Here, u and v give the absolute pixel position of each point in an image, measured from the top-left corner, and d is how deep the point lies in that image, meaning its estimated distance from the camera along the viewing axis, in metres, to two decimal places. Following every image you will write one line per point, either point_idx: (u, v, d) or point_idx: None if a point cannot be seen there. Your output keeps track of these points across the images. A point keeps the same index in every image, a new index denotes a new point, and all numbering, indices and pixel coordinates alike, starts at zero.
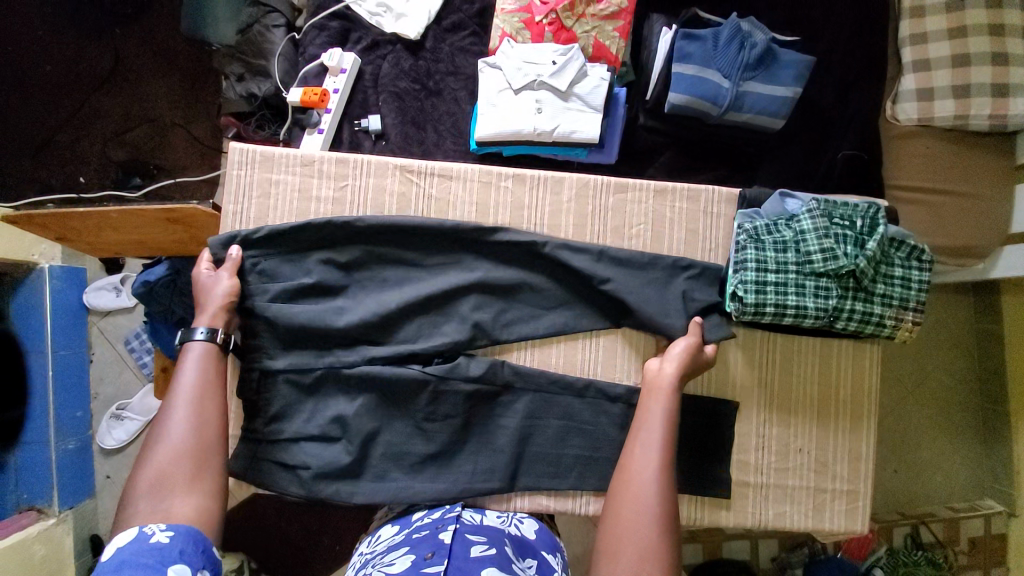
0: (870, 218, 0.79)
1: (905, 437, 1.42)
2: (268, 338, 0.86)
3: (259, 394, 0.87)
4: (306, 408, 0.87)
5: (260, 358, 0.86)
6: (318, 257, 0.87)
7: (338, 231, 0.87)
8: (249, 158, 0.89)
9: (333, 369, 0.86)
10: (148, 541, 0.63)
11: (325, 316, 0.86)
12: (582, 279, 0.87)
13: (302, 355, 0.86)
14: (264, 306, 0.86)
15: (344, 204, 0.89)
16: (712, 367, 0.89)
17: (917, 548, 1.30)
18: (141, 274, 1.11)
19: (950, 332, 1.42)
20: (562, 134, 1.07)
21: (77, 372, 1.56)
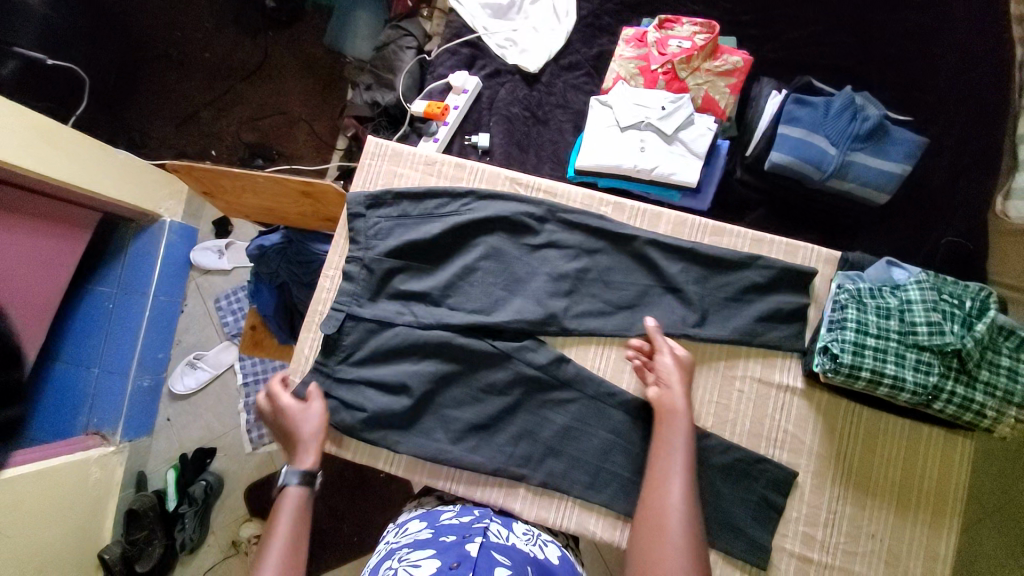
0: (981, 301, 0.76)
1: None
2: (360, 284, 0.91)
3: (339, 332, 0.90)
4: (375, 361, 0.90)
5: (349, 304, 0.90)
6: (415, 218, 0.94)
7: (435, 197, 0.95)
8: (381, 151, 0.99)
9: (410, 329, 0.89)
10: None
11: (399, 318, 0.90)
12: (659, 307, 0.90)
13: (386, 308, 0.91)
14: (368, 259, 0.92)
15: (464, 171, 0.97)
16: (788, 426, 0.86)
17: None
18: (257, 240, 1.22)
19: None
20: (660, 175, 1.11)
21: (168, 318, 1.74)
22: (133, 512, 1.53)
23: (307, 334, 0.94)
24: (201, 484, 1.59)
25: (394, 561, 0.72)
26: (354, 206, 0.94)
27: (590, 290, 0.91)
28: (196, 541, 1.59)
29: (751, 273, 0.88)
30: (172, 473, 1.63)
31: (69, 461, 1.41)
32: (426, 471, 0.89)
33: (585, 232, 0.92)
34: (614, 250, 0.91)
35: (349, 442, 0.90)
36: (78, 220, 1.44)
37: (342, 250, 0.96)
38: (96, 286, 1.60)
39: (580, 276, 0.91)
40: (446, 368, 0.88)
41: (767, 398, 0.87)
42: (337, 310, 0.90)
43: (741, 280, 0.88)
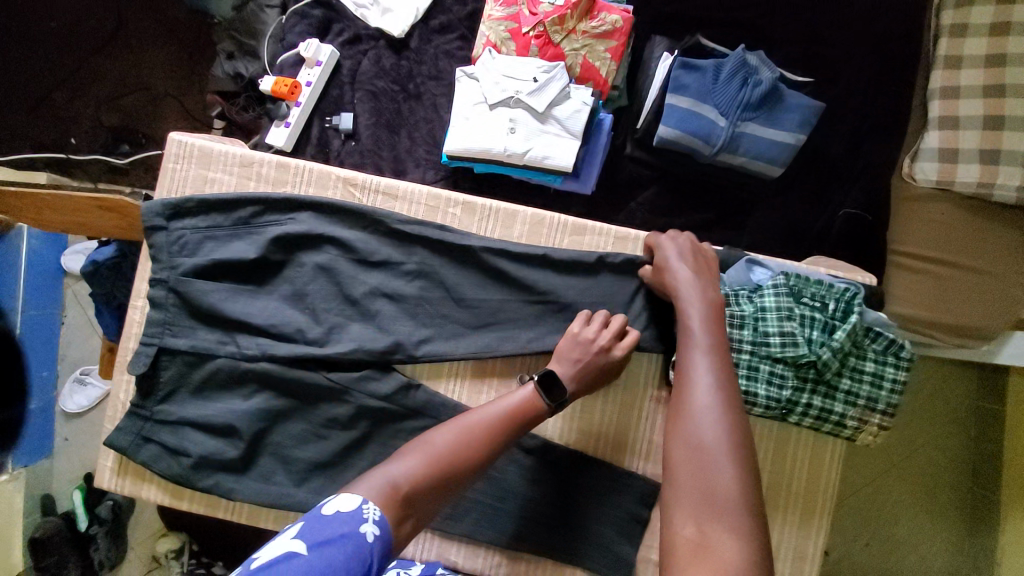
0: (846, 303, 0.70)
1: (882, 510, 1.29)
2: (171, 310, 0.79)
3: (154, 370, 0.79)
4: (198, 405, 0.80)
5: (161, 335, 0.79)
6: (228, 232, 0.81)
7: (253, 206, 0.81)
8: (186, 151, 0.83)
9: (233, 361, 0.79)
10: (359, 522, 0.53)
11: (220, 350, 0.79)
12: (514, 319, 0.81)
13: (204, 338, 0.79)
14: (174, 280, 0.79)
15: (287, 171, 0.83)
16: (653, 436, 0.82)
17: None
18: (89, 254, 1.08)
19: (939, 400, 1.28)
20: (533, 159, 0.99)
21: (47, 332, 1.58)
22: (36, 540, 1.44)
23: (122, 377, 0.83)
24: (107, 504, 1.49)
25: None
26: (153, 214, 0.79)
27: (439, 304, 0.81)
28: (115, 561, 1.51)
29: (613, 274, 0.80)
30: (78, 492, 1.52)
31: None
32: (273, 515, 0.82)
33: (429, 240, 0.81)
34: (464, 263, 0.81)
35: (186, 493, 0.82)
36: None
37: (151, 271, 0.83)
38: None
39: (428, 290, 0.82)
40: (285, 406, 0.80)
41: (631, 409, 0.82)
42: (147, 344, 0.78)
43: (600, 283, 0.80)
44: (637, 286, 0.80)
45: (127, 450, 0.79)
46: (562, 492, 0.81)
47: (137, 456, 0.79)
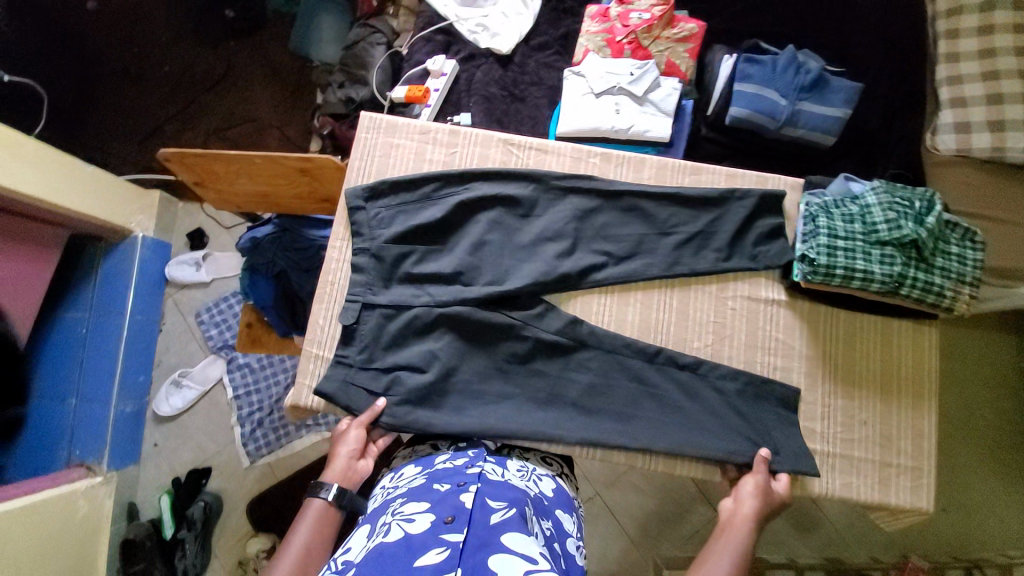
0: (927, 201, 0.88)
1: (955, 475, 1.52)
2: (371, 273, 0.95)
3: (356, 323, 0.94)
4: (394, 322, 0.94)
5: (364, 293, 0.94)
6: (415, 204, 0.98)
7: (433, 185, 0.99)
8: (376, 125, 1.03)
9: (427, 308, 0.94)
10: None
11: (416, 300, 0.94)
12: (653, 241, 0.98)
13: (402, 293, 0.95)
14: (375, 248, 0.96)
15: (458, 135, 1.03)
16: (779, 334, 0.95)
17: None
18: (249, 232, 1.24)
19: (990, 364, 1.57)
20: (636, 133, 1.20)
21: (146, 337, 1.71)
22: (129, 543, 1.49)
23: (319, 305, 0.97)
24: (200, 505, 1.57)
25: (389, 515, 0.74)
26: (356, 201, 0.98)
27: (589, 230, 0.99)
28: (199, 567, 1.57)
29: (733, 193, 0.99)
30: (167, 499, 1.59)
31: (49, 498, 1.34)
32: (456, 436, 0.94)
33: (580, 184, 1.00)
34: (608, 205, 1.00)
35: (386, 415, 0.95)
36: (43, 239, 1.39)
37: (347, 247, 0.99)
38: (65, 312, 1.53)
39: (578, 217, 0.99)
40: (470, 318, 0.93)
41: (757, 312, 0.96)
42: (353, 301, 0.94)
43: (725, 201, 0.99)
44: (750, 207, 0.98)
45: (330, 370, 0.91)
46: (704, 388, 0.93)
47: (342, 400, 0.91)
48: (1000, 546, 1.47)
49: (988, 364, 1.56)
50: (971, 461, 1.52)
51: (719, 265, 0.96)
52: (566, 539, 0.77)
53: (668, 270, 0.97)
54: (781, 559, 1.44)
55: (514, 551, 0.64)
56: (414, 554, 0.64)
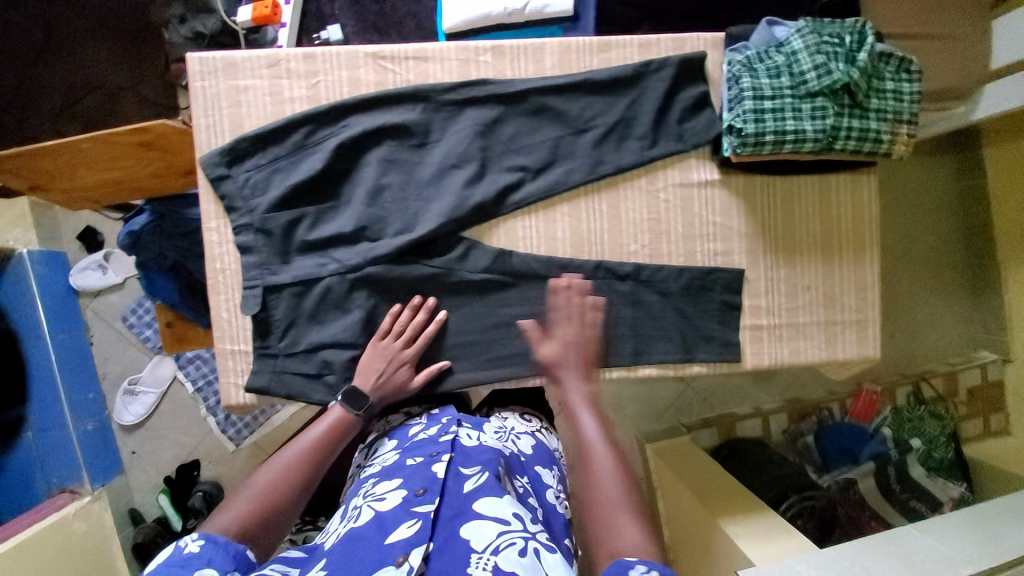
0: (858, 33, 0.76)
1: (900, 301, 1.63)
2: (264, 250, 0.82)
3: (266, 311, 0.83)
4: (303, 299, 0.83)
5: (262, 275, 0.82)
6: (287, 157, 0.82)
7: (301, 126, 0.82)
8: (210, 66, 0.83)
9: (340, 277, 0.83)
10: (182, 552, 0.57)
11: (324, 270, 0.82)
12: (570, 144, 0.86)
13: (307, 265, 0.82)
14: (258, 221, 0.82)
15: (316, 59, 0.83)
16: (716, 218, 0.89)
17: (919, 402, 1.53)
18: (124, 225, 1.05)
19: (933, 192, 1.59)
20: (534, 12, 1.01)
21: (80, 353, 1.58)
22: (139, 546, 1.52)
23: (217, 297, 0.84)
24: (198, 496, 1.55)
25: (361, 496, 0.72)
26: (216, 166, 0.82)
27: (495, 146, 0.85)
28: None
29: (649, 66, 0.85)
30: (164, 497, 1.57)
31: (43, 527, 1.31)
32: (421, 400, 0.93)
33: (474, 93, 0.84)
34: (512, 111, 0.85)
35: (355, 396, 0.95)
36: None
37: (223, 223, 0.83)
38: None
39: (481, 134, 0.85)
40: (386, 276, 0.83)
41: (691, 199, 0.88)
42: (252, 286, 0.82)
43: (641, 78, 0.86)
44: (668, 80, 0.85)
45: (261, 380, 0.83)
46: (647, 290, 0.89)
47: (282, 392, 0.83)
48: (942, 355, 1.62)
49: (929, 189, 1.59)
50: (911, 285, 1.63)
51: (645, 156, 0.86)
52: (544, 491, 0.80)
53: (591, 174, 0.86)
54: (746, 409, 1.64)
55: (488, 517, 0.64)
56: (387, 531, 0.63)
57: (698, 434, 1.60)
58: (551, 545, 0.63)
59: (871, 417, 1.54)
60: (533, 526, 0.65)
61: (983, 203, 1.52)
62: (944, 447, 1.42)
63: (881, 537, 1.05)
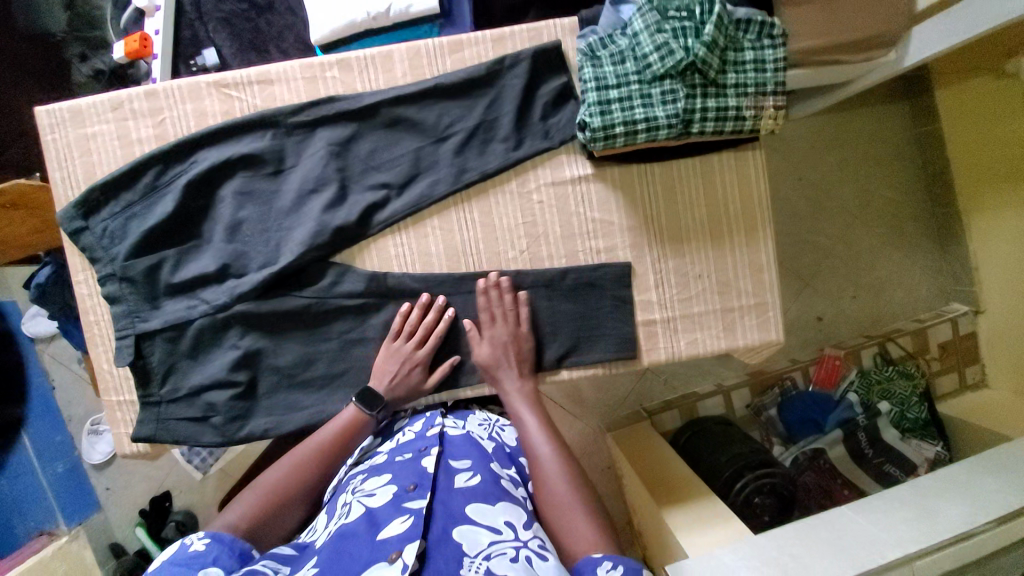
0: (707, 0, 0.70)
1: (862, 259, 1.51)
2: (131, 298, 0.81)
3: (143, 358, 0.82)
4: (180, 342, 0.83)
5: (132, 323, 0.81)
6: (140, 202, 0.81)
7: (151, 168, 0.81)
8: (57, 117, 0.82)
9: (210, 317, 0.82)
10: (189, 549, 0.59)
11: (193, 312, 0.81)
12: (430, 154, 0.83)
13: (175, 308, 0.82)
14: (119, 269, 0.81)
15: (158, 96, 0.82)
16: (595, 213, 0.85)
17: (887, 364, 1.41)
18: (31, 279, 1.07)
19: (889, 141, 1.50)
20: (399, 13, 0.93)
21: (42, 401, 1.56)
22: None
23: (96, 350, 0.85)
24: (170, 527, 1.52)
25: (349, 494, 0.68)
26: (72, 219, 0.81)
27: (354, 166, 0.83)
28: None
29: (504, 62, 0.81)
30: (141, 529, 1.55)
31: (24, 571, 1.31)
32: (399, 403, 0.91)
33: (323, 113, 0.82)
34: (367, 127, 0.83)
35: None
36: None
37: (92, 275, 0.83)
38: None
39: (337, 155, 0.82)
40: (259, 312, 0.82)
41: (567, 197, 0.85)
42: (124, 336, 0.81)
43: (497, 75, 0.82)
44: (526, 75, 0.81)
45: (150, 428, 0.82)
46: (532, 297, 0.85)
47: (169, 436, 0.83)
48: (909, 313, 1.51)
49: (882, 138, 1.50)
50: (873, 238, 1.51)
51: (510, 158, 0.82)
52: (527, 483, 0.77)
53: (456, 184, 0.83)
54: (709, 387, 1.49)
55: (480, 523, 0.62)
56: (377, 529, 0.59)
57: (659, 419, 1.45)
58: (543, 553, 0.59)
59: (836, 384, 1.42)
60: (525, 533, 0.62)
61: (938, 149, 1.46)
62: (917, 406, 1.31)
63: (812, 522, 0.98)
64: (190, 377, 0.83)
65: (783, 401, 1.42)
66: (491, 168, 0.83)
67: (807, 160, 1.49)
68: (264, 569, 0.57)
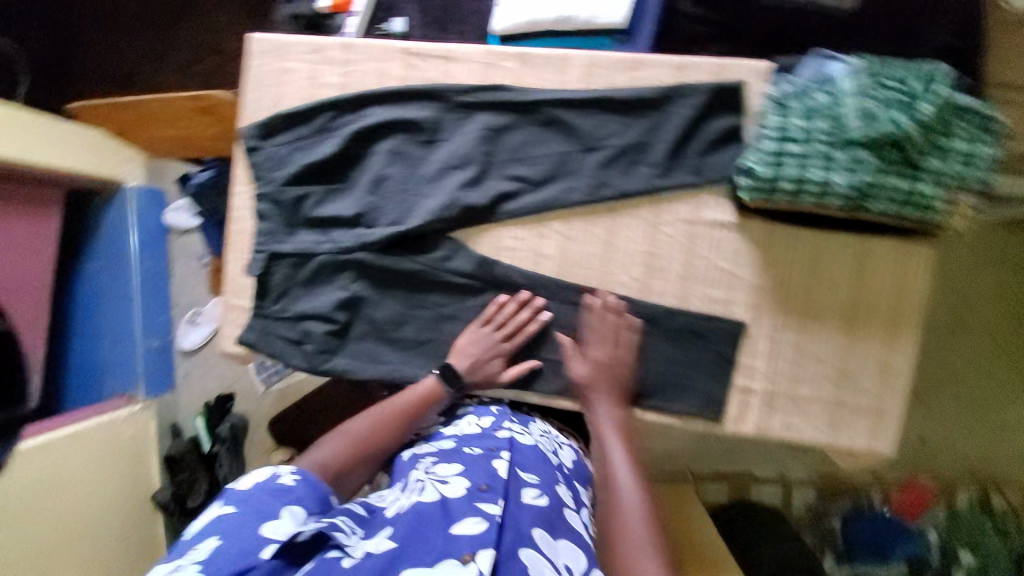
0: (929, 79, 0.65)
1: (998, 396, 1.29)
2: (275, 220, 0.90)
3: (266, 274, 0.90)
4: (303, 271, 0.89)
5: (269, 242, 0.89)
6: (309, 139, 0.89)
7: (327, 111, 0.89)
8: (266, 48, 0.92)
9: (332, 256, 0.88)
10: (277, 480, 0.70)
11: (319, 248, 0.88)
12: (575, 161, 0.83)
13: (306, 239, 0.88)
14: (275, 191, 0.89)
15: (352, 49, 0.89)
16: (724, 263, 0.80)
17: (987, 514, 1.23)
18: (191, 179, 1.21)
19: None
20: (585, 21, 0.98)
21: (160, 280, 1.79)
22: (171, 458, 1.67)
23: (231, 254, 0.93)
24: (227, 424, 1.71)
25: (422, 472, 0.73)
26: (252, 138, 0.91)
27: (498, 153, 0.85)
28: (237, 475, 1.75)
29: (679, 90, 0.80)
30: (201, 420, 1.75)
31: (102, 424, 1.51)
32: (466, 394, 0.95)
33: (490, 98, 0.85)
34: (523, 120, 0.84)
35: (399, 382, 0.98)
36: (42, 198, 1.38)
37: (249, 190, 0.92)
38: (87, 264, 1.68)
39: (489, 139, 0.85)
40: (374, 264, 0.87)
41: (701, 238, 0.80)
42: (259, 252, 0.90)
43: (668, 102, 0.80)
44: (697, 109, 0.80)
45: (256, 339, 0.90)
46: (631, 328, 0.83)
47: (268, 348, 0.90)
48: None
49: None
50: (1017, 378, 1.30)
51: (653, 185, 0.80)
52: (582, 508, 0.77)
53: (590, 195, 0.82)
54: (771, 473, 1.34)
55: (542, 550, 0.63)
56: (450, 522, 0.62)
57: (705, 487, 1.35)
58: None
59: (918, 516, 1.24)
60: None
61: None
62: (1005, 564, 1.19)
63: None
64: (297, 304, 0.89)
65: (852, 516, 1.26)
66: (632, 190, 0.81)
67: (962, 270, 1.30)
68: (342, 525, 0.63)
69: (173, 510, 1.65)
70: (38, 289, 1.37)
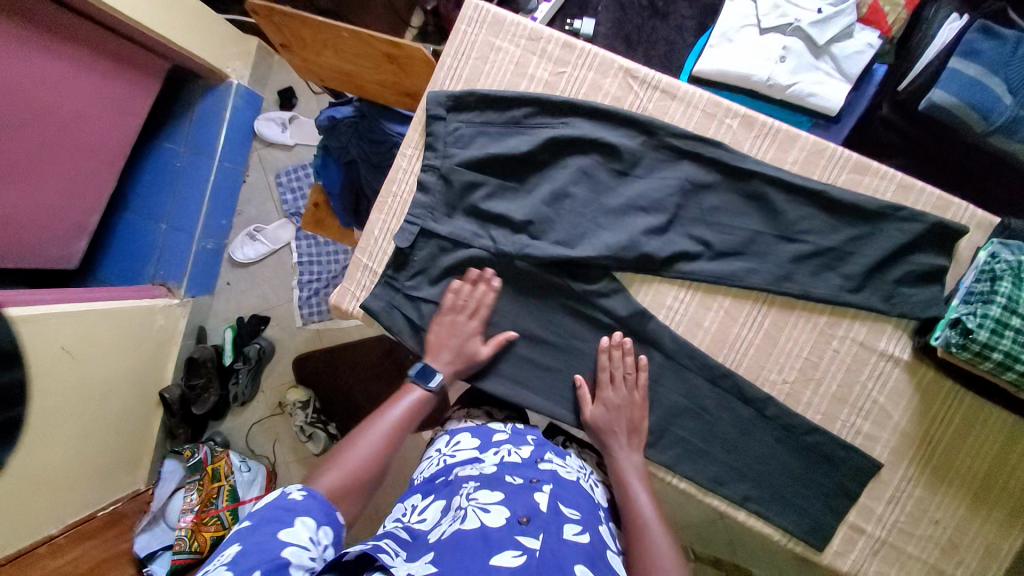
0: None
1: None
2: (435, 196, 0.84)
3: (411, 247, 0.84)
4: (448, 257, 0.84)
5: (424, 217, 0.84)
6: (499, 127, 0.84)
7: (526, 105, 0.84)
8: (480, 16, 0.87)
9: (485, 254, 0.83)
10: (285, 497, 0.56)
11: (476, 241, 0.83)
12: (767, 245, 0.80)
13: (463, 228, 0.84)
14: (444, 168, 0.84)
15: (573, 50, 0.85)
16: (880, 397, 0.78)
17: None
18: (329, 110, 1.15)
19: None
20: (796, 94, 0.95)
21: (232, 183, 1.71)
22: (192, 360, 1.56)
23: (378, 215, 0.89)
24: (255, 346, 1.61)
25: (462, 497, 0.62)
26: (438, 105, 0.85)
27: (691, 210, 0.82)
28: (247, 397, 1.64)
29: (898, 211, 0.77)
30: (229, 331, 1.65)
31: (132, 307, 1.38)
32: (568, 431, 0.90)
33: (701, 152, 0.81)
34: (726, 185, 0.81)
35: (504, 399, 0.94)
36: (151, 69, 1.32)
37: (418, 157, 0.88)
38: (164, 142, 1.58)
39: (686, 193, 0.81)
40: (528, 277, 0.84)
41: (863, 365, 0.79)
42: (411, 223, 0.84)
43: (882, 219, 0.77)
44: (910, 235, 0.76)
45: (379, 312, 0.84)
46: (763, 427, 0.80)
47: (387, 322, 0.84)
48: None
49: None
50: None
51: (840, 296, 0.78)
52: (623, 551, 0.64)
53: (772, 285, 0.79)
54: None
55: None
56: (489, 550, 0.52)
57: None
58: None
59: None
60: None
61: None
62: None
63: None
64: (433, 289, 0.85)
65: None
66: (817, 294, 0.78)
67: None
68: (387, 548, 0.54)
69: (176, 413, 1.51)
70: (114, 157, 1.30)
